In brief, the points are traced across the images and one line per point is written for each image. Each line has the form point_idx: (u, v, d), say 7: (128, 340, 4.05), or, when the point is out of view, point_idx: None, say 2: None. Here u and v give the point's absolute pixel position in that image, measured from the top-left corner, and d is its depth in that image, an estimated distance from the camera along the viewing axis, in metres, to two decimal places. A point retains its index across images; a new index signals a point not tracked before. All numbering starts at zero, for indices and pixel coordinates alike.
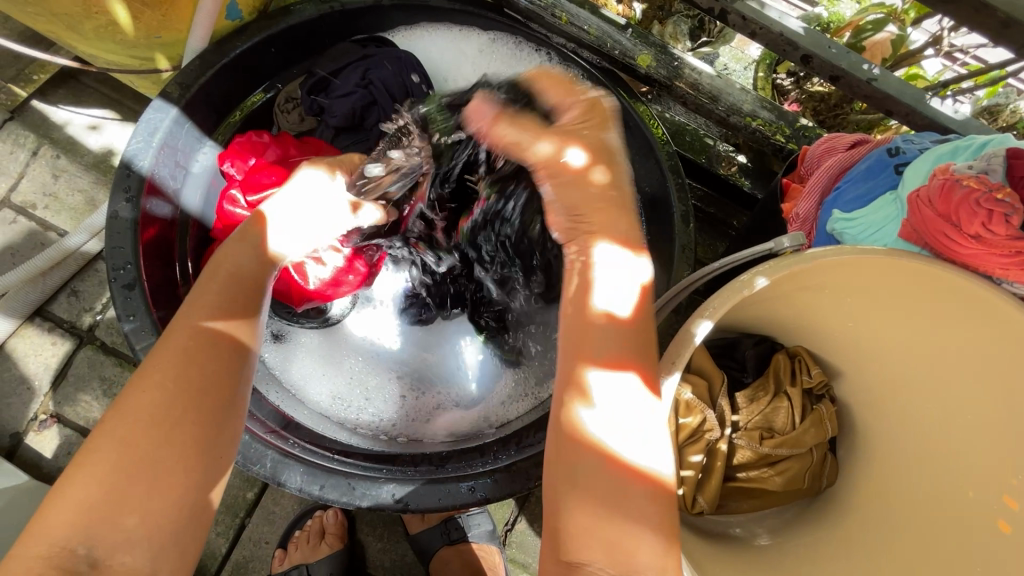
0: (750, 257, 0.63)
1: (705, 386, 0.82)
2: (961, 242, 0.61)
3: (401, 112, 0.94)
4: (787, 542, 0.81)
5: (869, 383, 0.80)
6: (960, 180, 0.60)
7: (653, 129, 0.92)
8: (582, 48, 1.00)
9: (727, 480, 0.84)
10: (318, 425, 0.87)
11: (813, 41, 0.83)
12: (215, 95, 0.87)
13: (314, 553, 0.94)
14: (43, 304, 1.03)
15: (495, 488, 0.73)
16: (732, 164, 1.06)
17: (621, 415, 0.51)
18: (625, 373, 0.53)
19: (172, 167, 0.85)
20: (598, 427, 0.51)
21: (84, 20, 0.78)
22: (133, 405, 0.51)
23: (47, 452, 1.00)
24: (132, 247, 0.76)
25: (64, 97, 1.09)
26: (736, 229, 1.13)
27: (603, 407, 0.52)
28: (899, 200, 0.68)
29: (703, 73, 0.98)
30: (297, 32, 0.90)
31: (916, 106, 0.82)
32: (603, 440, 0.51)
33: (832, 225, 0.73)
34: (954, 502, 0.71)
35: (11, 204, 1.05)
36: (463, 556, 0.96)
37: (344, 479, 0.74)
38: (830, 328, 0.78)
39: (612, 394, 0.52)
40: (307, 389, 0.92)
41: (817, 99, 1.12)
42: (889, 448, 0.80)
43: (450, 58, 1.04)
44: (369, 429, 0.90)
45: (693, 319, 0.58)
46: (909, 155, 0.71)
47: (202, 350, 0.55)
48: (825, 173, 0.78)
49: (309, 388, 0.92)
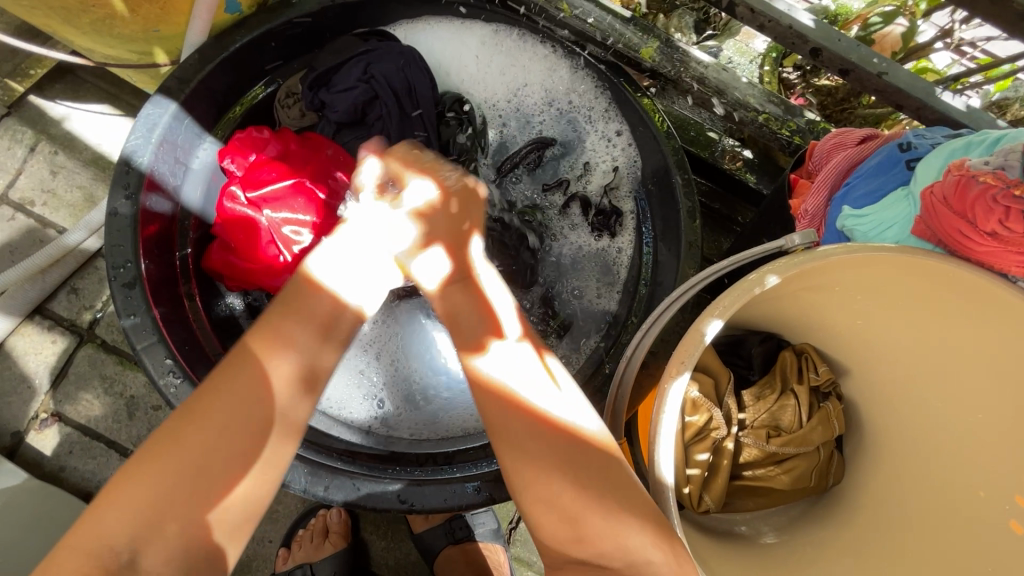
0: (760, 255, 0.62)
1: (711, 384, 0.82)
2: (977, 239, 0.60)
3: (404, 107, 0.92)
4: (795, 540, 0.80)
5: (879, 380, 0.79)
6: (976, 176, 0.59)
7: (657, 123, 0.91)
8: (586, 41, 0.97)
9: (733, 478, 0.84)
10: (329, 428, 0.85)
11: (823, 34, 0.81)
12: (215, 91, 0.86)
13: (318, 552, 0.93)
14: (43, 302, 1.02)
15: (501, 488, 0.72)
16: (737, 159, 1.05)
17: (521, 377, 0.58)
18: (522, 343, 0.61)
19: (171, 163, 0.84)
20: (508, 384, 0.57)
21: (81, 14, 0.77)
22: (181, 421, 0.53)
23: (48, 451, 0.99)
24: (132, 245, 0.75)
25: (62, 91, 1.07)
26: (741, 225, 1.12)
27: (512, 368, 0.58)
28: (911, 196, 0.68)
29: (708, 66, 0.96)
30: (298, 25, 0.89)
31: (927, 100, 0.81)
32: (529, 399, 0.56)
33: (841, 222, 0.72)
34: (964, 501, 0.71)
35: (9, 201, 1.03)
36: (469, 555, 0.95)
37: (349, 479, 0.73)
38: (838, 326, 0.77)
39: (515, 361, 0.59)
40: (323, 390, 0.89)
41: (824, 93, 1.11)
42: (897, 447, 0.79)
43: (453, 52, 1.03)
44: (379, 430, 0.89)
45: (702, 318, 0.57)
46: (921, 151, 0.70)
47: (246, 376, 0.55)
48: (834, 168, 0.76)
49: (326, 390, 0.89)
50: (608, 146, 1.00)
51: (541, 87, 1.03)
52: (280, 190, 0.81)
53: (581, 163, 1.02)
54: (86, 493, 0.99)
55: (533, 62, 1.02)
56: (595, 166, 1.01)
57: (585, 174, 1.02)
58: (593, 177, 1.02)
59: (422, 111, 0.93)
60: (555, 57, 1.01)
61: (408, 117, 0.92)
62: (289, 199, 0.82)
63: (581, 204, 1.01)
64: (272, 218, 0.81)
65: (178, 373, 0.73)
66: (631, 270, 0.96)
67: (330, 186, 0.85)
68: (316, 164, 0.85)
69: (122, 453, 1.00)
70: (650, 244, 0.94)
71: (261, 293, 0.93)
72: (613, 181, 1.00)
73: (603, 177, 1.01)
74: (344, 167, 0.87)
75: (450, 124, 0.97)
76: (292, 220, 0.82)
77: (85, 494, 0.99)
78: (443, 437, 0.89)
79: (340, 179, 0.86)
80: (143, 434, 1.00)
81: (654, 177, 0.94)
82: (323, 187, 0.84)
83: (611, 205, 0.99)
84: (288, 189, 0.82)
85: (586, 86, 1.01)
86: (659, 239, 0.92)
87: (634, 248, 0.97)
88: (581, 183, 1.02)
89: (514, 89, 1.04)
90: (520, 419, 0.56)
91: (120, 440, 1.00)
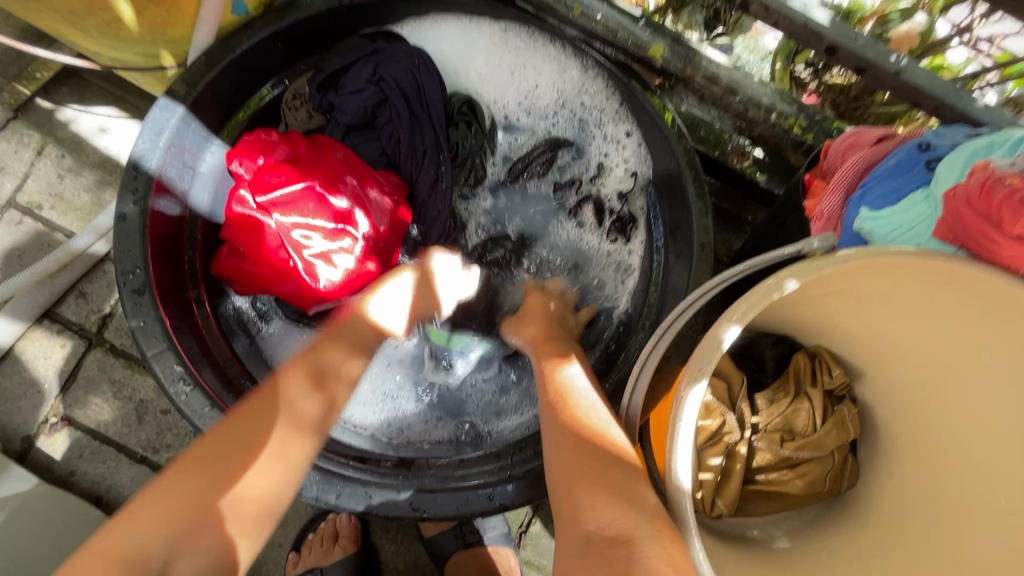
0: (777, 259, 0.61)
1: (724, 389, 0.81)
2: (1002, 244, 0.59)
3: (413, 112, 0.91)
4: (808, 545, 0.79)
5: (895, 384, 0.78)
6: (1002, 179, 0.58)
7: (667, 123, 0.89)
8: (593, 40, 0.94)
9: (746, 482, 0.82)
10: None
11: (839, 32, 0.80)
12: (222, 94, 0.85)
13: (327, 557, 0.93)
14: (52, 306, 1.03)
15: (513, 495, 0.71)
16: (747, 158, 1.03)
17: (592, 408, 0.61)
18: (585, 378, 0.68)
19: (180, 167, 0.84)
20: (582, 401, 0.62)
21: (88, 17, 0.76)
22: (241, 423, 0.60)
23: (58, 455, 0.99)
24: (141, 251, 0.75)
25: (68, 94, 1.07)
26: (751, 224, 1.11)
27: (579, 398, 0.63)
28: (932, 198, 0.67)
29: (721, 66, 0.94)
30: (305, 26, 0.88)
31: (946, 98, 0.80)
32: (579, 417, 0.60)
33: (858, 224, 0.71)
34: (985, 510, 0.69)
35: (17, 205, 1.03)
36: (479, 560, 0.95)
37: (360, 486, 0.72)
38: (855, 330, 0.75)
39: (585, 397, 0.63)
40: (275, 353, 0.91)
41: (837, 91, 1.09)
42: (914, 453, 0.78)
43: (462, 51, 1.02)
44: (363, 428, 0.88)
45: (719, 324, 0.56)
46: (940, 151, 0.69)
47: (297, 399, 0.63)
48: (849, 169, 0.75)
49: (278, 357, 0.92)
50: (619, 148, 1.00)
51: (553, 89, 1.02)
52: (291, 194, 0.81)
53: (595, 168, 1.01)
54: (96, 497, 0.99)
55: (543, 62, 1.01)
56: (607, 171, 1.01)
57: (600, 175, 1.01)
58: (608, 180, 1.01)
59: (432, 113, 0.92)
60: (565, 57, 0.99)
61: (418, 119, 0.91)
62: (298, 203, 0.81)
63: (592, 209, 1.00)
64: (281, 222, 0.81)
65: (188, 380, 0.73)
66: (646, 263, 0.95)
67: (339, 189, 0.82)
68: (325, 167, 0.84)
69: (131, 457, 1.00)
70: (659, 238, 0.93)
71: (269, 298, 0.92)
72: (629, 187, 0.99)
73: (619, 181, 1.00)
74: (355, 171, 0.85)
75: (459, 127, 0.98)
76: (301, 225, 0.81)
77: (95, 497, 0.99)
78: (435, 442, 0.89)
79: (351, 182, 0.83)
80: (152, 438, 1.00)
81: (664, 177, 0.93)
82: (332, 190, 0.82)
83: (628, 211, 0.99)
84: (298, 193, 0.81)
85: (597, 86, 1.00)
86: (667, 232, 0.92)
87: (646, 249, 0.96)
88: (592, 183, 1.02)
89: (525, 91, 1.03)
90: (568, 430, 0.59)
91: (130, 444, 1.00)
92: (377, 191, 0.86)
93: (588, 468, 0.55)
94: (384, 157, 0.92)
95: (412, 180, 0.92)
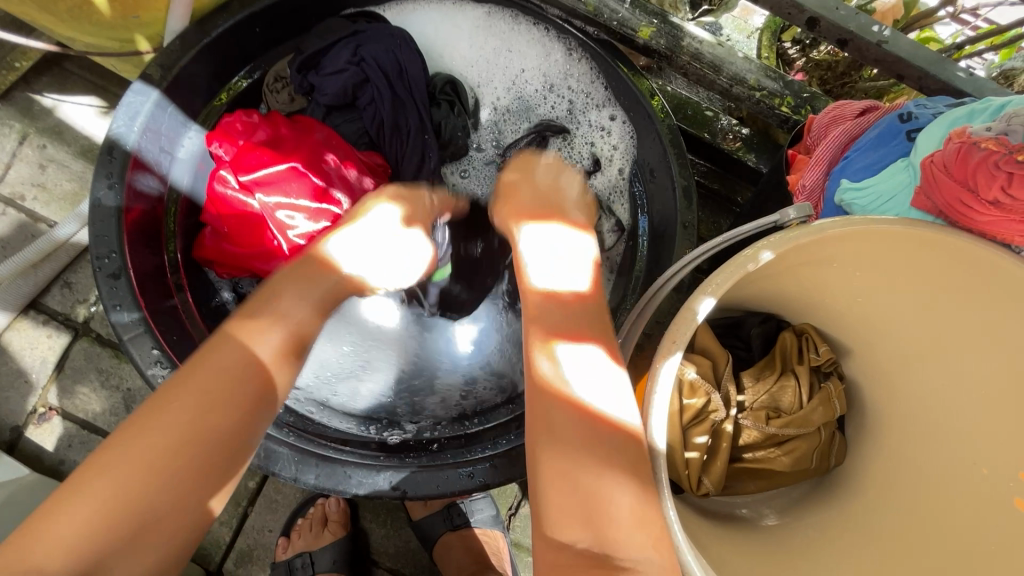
0: (755, 230, 0.60)
1: (709, 366, 0.79)
2: (979, 210, 0.59)
3: (358, 56, 0.88)
4: (796, 522, 0.79)
5: (880, 360, 0.77)
6: (978, 143, 0.58)
7: (654, 104, 0.88)
8: (575, 18, 0.96)
9: (734, 461, 0.81)
10: None
11: (820, 3, 0.78)
12: (200, 76, 0.84)
13: (317, 541, 0.94)
14: (37, 297, 1.02)
15: (496, 473, 0.71)
16: (734, 138, 1.01)
17: (591, 376, 0.50)
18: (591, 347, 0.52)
19: (157, 152, 0.83)
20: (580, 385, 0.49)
21: (58, 2, 0.76)
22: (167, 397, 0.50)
23: (48, 445, 0.99)
24: (117, 236, 0.74)
25: (48, 84, 1.06)
26: (741, 205, 1.09)
27: (583, 376, 0.50)
28: (912, 167, 0.66)
29: (704, 42, 0.94)
30: (282, 9, 0.87)
31: (929, 69, 0.79)
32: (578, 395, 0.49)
33: (840, 196, 0.70)
34: (970, 481, 0.69)
35: (0, 196, 1.03)
36: (467, 542, 0.96)
37: (339, 467, 0.72)
38: (838, 306, 0.75)
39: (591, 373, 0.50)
40: None
41: (824, 67, 1.07)
42: (897, 430, 0.77)
43: (445, 32, 1.01)
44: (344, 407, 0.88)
45: (694, 297, 0.56)
46: (922, 121, 0.68)
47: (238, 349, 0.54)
48: (833, 140, 0.75)
49: None
50: (605, 135, 0.98)
51: (538, 73, 1.00)
52: (275, 173, 0.80)
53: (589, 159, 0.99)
54: None
55: (522, 44, 1.00)
56: (602, 164, 0.99)
57: (596, 169, 0.99)
58: (608, 170, 0.99)
59: (414, 91, 0.91)
60: (549, 39, 0.97)
61: (400, 98, 0.90)
62: (282, 184, 0.80)
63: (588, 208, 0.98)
64: (265, 202, 0.80)
65: (165, 364, 0.72)
66: (625, 260, 0.95)
67: (322, 170, 0.82)
68: (307, 148, 0.83)
69: None
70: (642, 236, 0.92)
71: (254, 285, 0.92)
72: (617, 187, 0.98)
73: (617, 175, 0.98)
74: (336, 150, 0.85)
75: (442, 106, 0.95)
76: (285, 204, 0.80)
77: None
78: (412, 427, 0.86)
79: (333, 161, 0.83)
80: None
81: (653, 170, 0.90)
82: (316, 171, 0.81)
83: (601, 229, 0.97)
84: (279, 174, 0.80)
85: (582, 68, 0.97)
86: (653, 237, 0.90)
87: (621, 258, 0.96)
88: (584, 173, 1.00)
89: (511, 77, 1.02)
90: (554, 394, 0.49)
91: None
92: (357, 172, 0.85)
93: (556, 428, 0.48)
94: (367, 137, 0.92)
95: (397, 162, 0.91)
